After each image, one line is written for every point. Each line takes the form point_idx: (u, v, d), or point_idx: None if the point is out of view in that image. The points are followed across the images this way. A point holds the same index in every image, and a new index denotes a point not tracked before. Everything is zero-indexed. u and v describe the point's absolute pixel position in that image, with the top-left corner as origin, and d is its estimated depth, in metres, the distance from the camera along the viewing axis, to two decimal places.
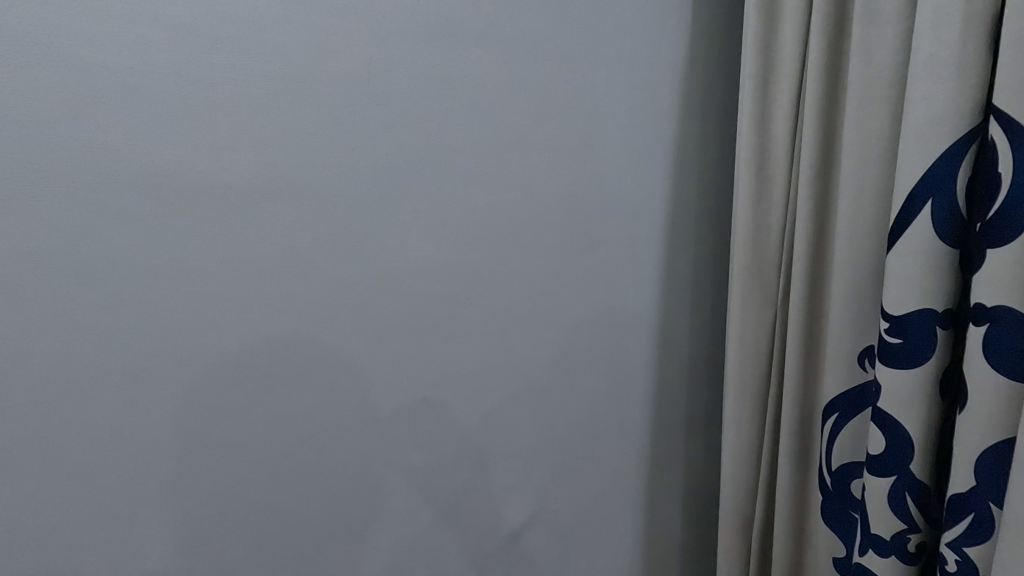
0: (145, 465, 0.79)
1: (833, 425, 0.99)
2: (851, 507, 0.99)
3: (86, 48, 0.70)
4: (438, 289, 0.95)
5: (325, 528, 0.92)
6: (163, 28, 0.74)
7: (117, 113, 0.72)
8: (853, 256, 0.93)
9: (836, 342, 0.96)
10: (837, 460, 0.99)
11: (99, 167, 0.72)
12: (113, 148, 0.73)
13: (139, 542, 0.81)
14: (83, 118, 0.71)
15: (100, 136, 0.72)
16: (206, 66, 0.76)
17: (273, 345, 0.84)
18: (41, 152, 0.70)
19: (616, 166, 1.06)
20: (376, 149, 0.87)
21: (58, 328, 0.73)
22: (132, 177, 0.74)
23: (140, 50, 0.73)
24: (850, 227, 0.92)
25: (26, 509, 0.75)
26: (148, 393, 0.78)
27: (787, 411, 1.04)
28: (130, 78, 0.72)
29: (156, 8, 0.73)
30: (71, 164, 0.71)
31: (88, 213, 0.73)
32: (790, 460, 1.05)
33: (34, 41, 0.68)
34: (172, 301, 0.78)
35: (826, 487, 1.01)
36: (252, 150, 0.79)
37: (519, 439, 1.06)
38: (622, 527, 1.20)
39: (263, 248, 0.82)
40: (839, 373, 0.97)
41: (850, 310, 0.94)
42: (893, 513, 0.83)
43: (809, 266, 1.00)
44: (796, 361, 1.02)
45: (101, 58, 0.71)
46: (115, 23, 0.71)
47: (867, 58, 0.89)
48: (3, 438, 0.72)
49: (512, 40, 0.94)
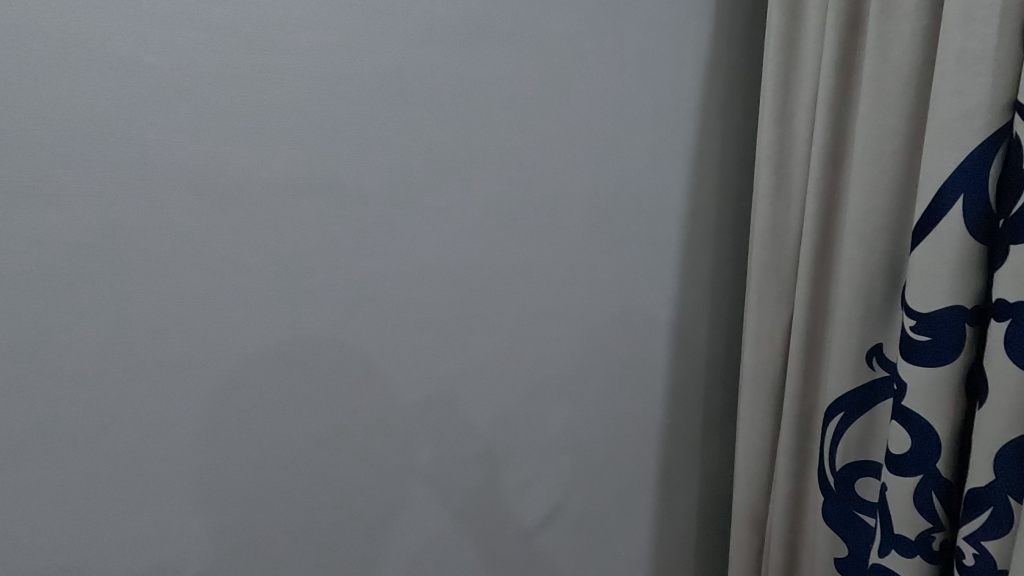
0: (175, 462, 0.79)
1: (838, 424, 0.99)
2: (855, 507, 1.00)
3: (134, 49, 0.71)
4: (463, 288, 0.94)
5: (348, 526, 0.92)
6: (206, 28, 0.73)
7: (161, 112, 0.73)
8: (861, 254, 0.93)
9: (842, 340, 0.96)
10: (841, 460, 0.99)
11: (143, 164, 0.72)
12: (157, 145, 0.73)
13: (166, 539, 0.81)
14: (130, 119, 0.71)
15: (145, 134, 0.72)
16: (245, 65, 0.76)
17: (300, 343, 0.84)
18: (88, 152, 0.70)
19: (641, 164, 1.06)
20: (405, 147, 0.87)
21: (100, 324, 0.73)
22: (172, 174, 0.74)
23: (182, 49, 0.73)
24: (860, 225, 0.92)
25: (59, 505, 0.75)
26: (182, 389, 0.79)
27: (790, 408, 1.05)
28: (173, 78, 0.73)
29: (201, 10, 0.73)
30: (116, 162, 0.71)
31: (129, 208, 0.73)
32: (792, 457, 1.06)
33: (85, 42, 0.68)
34: (207, 298, 0.78)
35: (830, 487, 1.01)
36: (285, 148, 0.79)
37: (537, 437, 1.06)
38: (638, 525, 1.20)
39: (289, 244, 0.81)
40: (847, 373, 0.97)
41: (859, 309, 0.94)
42: (918, 512, 0.83)
43: (816, 265, 1.01)
44: (798, 358, 1.04)
45: (149, 60, 0.71)
46: (158, 23, 0.71)
47: (883, 55, 0.88)
48: (41, 434, 0.73)
49: (542, 39, 0.93)
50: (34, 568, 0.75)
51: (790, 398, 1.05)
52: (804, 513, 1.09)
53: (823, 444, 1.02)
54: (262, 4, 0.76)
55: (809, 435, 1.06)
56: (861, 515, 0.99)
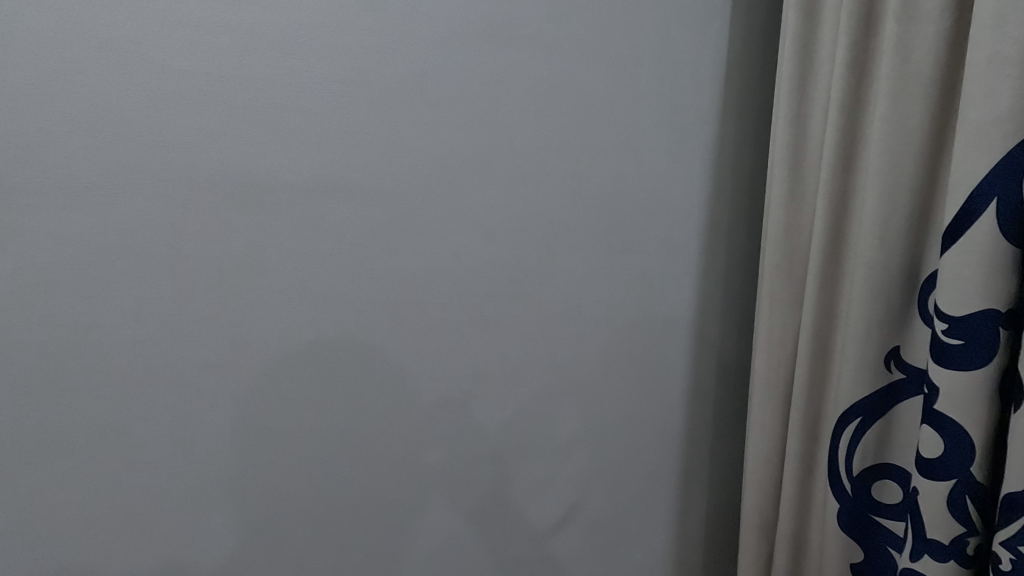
0: (203, 463, 0.80)
1: (855, 429, 0.98)
2: (871, 511, 0.99)
3: (163, 53, 0.71)
4: (483, 290, 0.95)
5: (367, 527, 0.92)
6: (237, 33, 0.74)
7: (194, 115, 0.73)
8: (876, 256, 0.92)
9: (853, 343, 0.95)
10: (858, 465, 0.99)
11: (176, 166, 0.73)
12: (190, 147, 0.73)
13: (192, 540, 0.81)
14: (164, 122, 0.72)
15: (179, 136, 0.73)
16: (274, 69, 0.76)
17: (322, 346, 0.84)
18: (123, 155, 0.71)
19: (658, 165, 1.06)
20: (427, 150, 0.87)
21: (130, 326, 0.74)
22: (203, 176, 0.74)
23: (213, 54, 0.73)
24: (875, 225, 0.91)
25: (88, 507, 0.75)
26: (209, 391, 0.79)
27: (798, 410, 1.05)
28: (205, 82, 0.73)
29: (230, 15, 0.73)
30: (150, 165, 0.72)
31: (158, 210, 0.73)
32: (800, 459, 1.07)
33: (115, 47, 0.69)
34: (234, 301, 0.78)
35: (846, 493, 1.00)
36: (311, 151, 0.80)
37: (556, 439, 1.05)
38: (655, 527, 1.19)
39: (314, 247, 0.82)
40: (863, 376, 0.96)
41: (873, 311, 0.93)
42: (952, 516, 0.82)
43: (825, 265, 1.00)
44: (808, 359, 1.03)
45: (180, 63, 0.72)
46: (189, 28, 0.72)
47: (904, 56, 0.88)
48: (73, 436, 0.73)
49: (562, 41, 0.94)
50: (67, 568, 0.75)
51: (799, 400, 1.05)
52: (813, 519, 1.08)
53: (838, 449, 1.01)
54: (288, 8, 0.76)
55: (819, 438, 1.06)
56: (877, 518, 0.99)
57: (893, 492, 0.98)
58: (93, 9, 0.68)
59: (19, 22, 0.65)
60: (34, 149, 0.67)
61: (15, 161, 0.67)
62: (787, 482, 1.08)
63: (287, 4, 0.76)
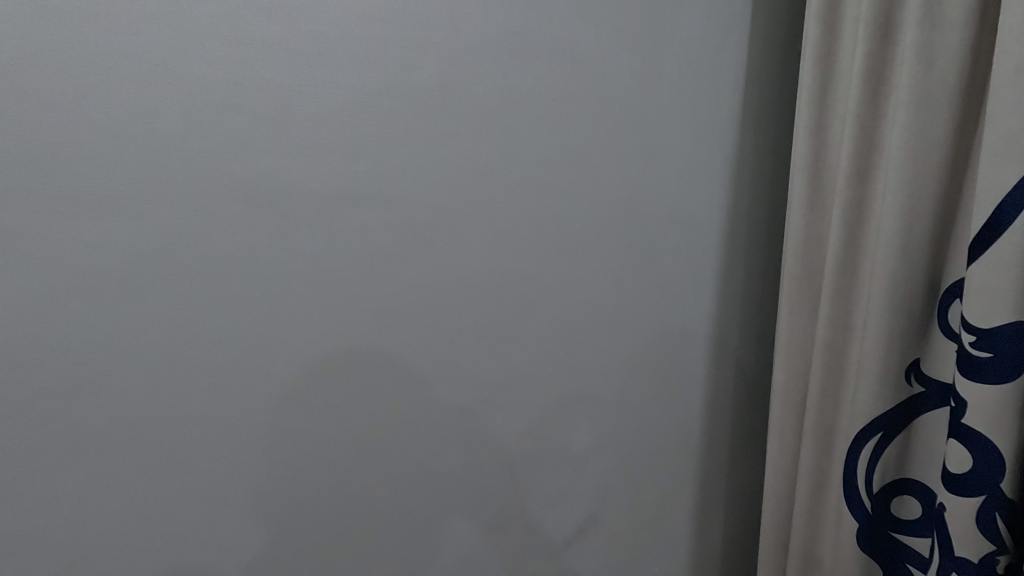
0: (223, 468, 0.80)
1: (876, 443, 0.96)
2: (891, 528, 0.97)
3: (192, 64, 0.72)
4: (502, 298, 0.95)
5: (385, 536, 0.92)
6: (264, 45, 0.75)
7: (221, 125, 0.74)
8: (897, 267, 0.90)
9: (869, 354, 0.94)
10: (878, 482, 0.97)
11: (203, 175, 0.74)
12: (216, 156, 0.74)
13: (211, 545, 0.81)
14: (191, 131, 0.73)
15: (206, 145, 0.74)
16: (300, 81, 0.78)
17: (341, 352, 0.85)
18: (151, 164, 0.72)
19: (678, 176, 1.06)
20: (449, 160, 0.88)
21: (154, 331, 0.74)
22: (229, 184, 0.76)
23: (241, 66, 0.74)
24: (894, 236, 0.90)
25: (109, 510, 0.75)
26: (230, 396, 0.79)
27: (814, 422, 1.04)
28: (233, 94, 0.74)
29: (259, 27, 0.75)
30: (177, 173, 0.73)
31: (187, 218, 0.74)
32: (817, 472, 1.05)
33: (145, 57, 0.70)
34: (256, 307, 0.79)
35: (865, 510, 0.98)
36: (335, 160, 0.81)
37: (573, 448, 1.04)
38: (672, 540, 1.18)
39: (337, 255, 0.83)
40: (882, 390, 0.94)
41: (891, 323, 0.92)
42: (982, 534, 0.81)
43: (841, 276, 1.00)
44: (824, 371, 1.02)
45: (209, 75, 0.73)
46: (217, 40, 0.73)
47: (927, 64, 0.86)
48: (95, 440, 0.73)
49: (583, 54, 0.94)
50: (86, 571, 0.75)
51: (815, 412, 1.04)
52: (824, 536, 1.05)
53: (856, 466, 0.98)
54: (317, 21, 0.78)
55: (832, 452, 1.03)
56: (896, 535, 0.97)
57: (911, 507, 0.96)
58: (125, 21, 0.69)
59: (51, 32, 0.66)
60: (64, 157, 0.68)
61: (47, 168, 0.67)
62: (803, 496, 1.07)
63: (315, 16, 0.77)
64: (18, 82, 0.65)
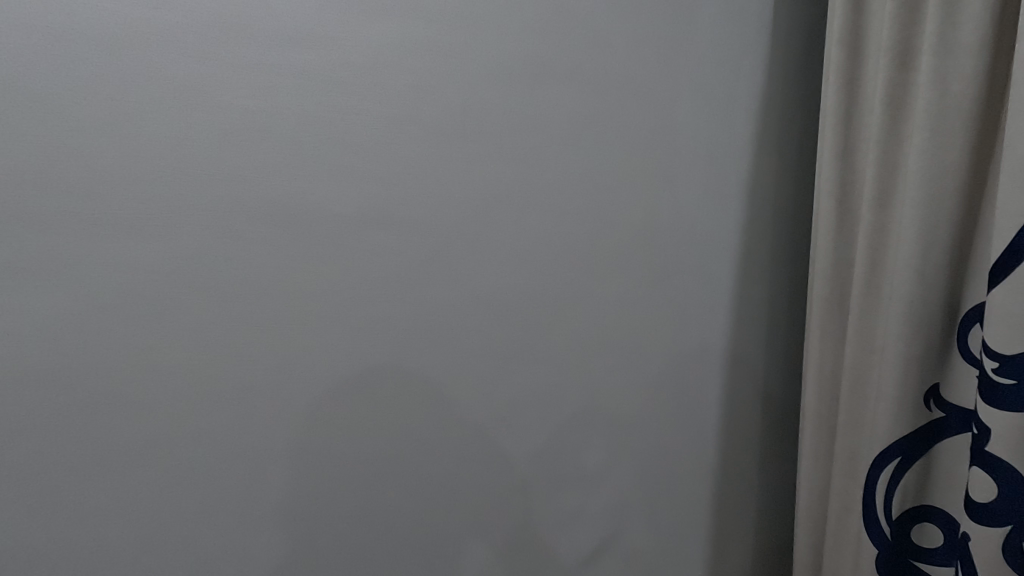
0: (245, 483, 0.81)
1: (895, 468, 0.95)
2: (911, 555, 0.96)
3: (225, 93, 0.75)
4: (521, 316, 0.96)
5: (404, 554, 0.92)
6: (296, 73, 0.78)
7: (254, 151, 0.77)
8: (917, 289, 0.90)
9: (890, 378, 0.93)
10: (898, 507, 0.95)
11: (236, 198, 0.77)
12: (249, 180, 0.77)
13: (231, 560, 0.81)
14: (224, 157, 0.76)
15: (238, 170, 0.76)
16: (328, 107, 0.80)
17: (363, 370, 0.86)
18: (188, 189, 0.74)
19: (696, 200, 1.07)
20: (470, 182, 0.90)
21: (181, 349, 0.76)
22: (259, 206, 0.78)
23: (274, 94, 0.77)
24: (914, 258, 0.90)
25: (130, 525, 0.76)
26: (252, 413, 0.80)
27: (841, 445, 1.03)
28: (265, 120, 0.77)
29: (290, 56, 0.78)
30: (210, 197, 0.76)
31: (217, 239, 0.76)
32: (841, 496, 1.03)
33: (177, 87, 0.73)
34: (281, 325, 0.81)
35: (885, 537, 0.97)
36: (363, 183, 0.83)
37: (591, 467, 1.04)
38: (690, 562, 1.16)
39: (362, 273, 0.84)
40: (902, 415, 0.93)
41: (912, 345, 0.91)
42: (1008, 565, 0.79)
43: (866, 297, 0.99)
44: (850, 393, 1.02)
45: (238, 103, 0.76)
46: (250, 69, 0.76)
47: (941, 90, 0.87)
48: (120, 456, 0.75)
49: (602, 81, 0.97)
50: None
51: (842, 434, 1.03)
52: (849, 563, 1.03)
53: (876, 491, 0.97)
54: (343, 51, 0.80)
55: (856, 475, 1.01)
56: (917, 563, 0.95)
57: (933, 536, 0.94)
58: (166, 53, 0.72)
59: (95, 63, 0.69)
60: (102, 181, 0.71)
61: (82, 193, 0.70)
62: (831, 520, 1.05)
63: (344, 47, 0.80)
64: (65, 111, 0.68)
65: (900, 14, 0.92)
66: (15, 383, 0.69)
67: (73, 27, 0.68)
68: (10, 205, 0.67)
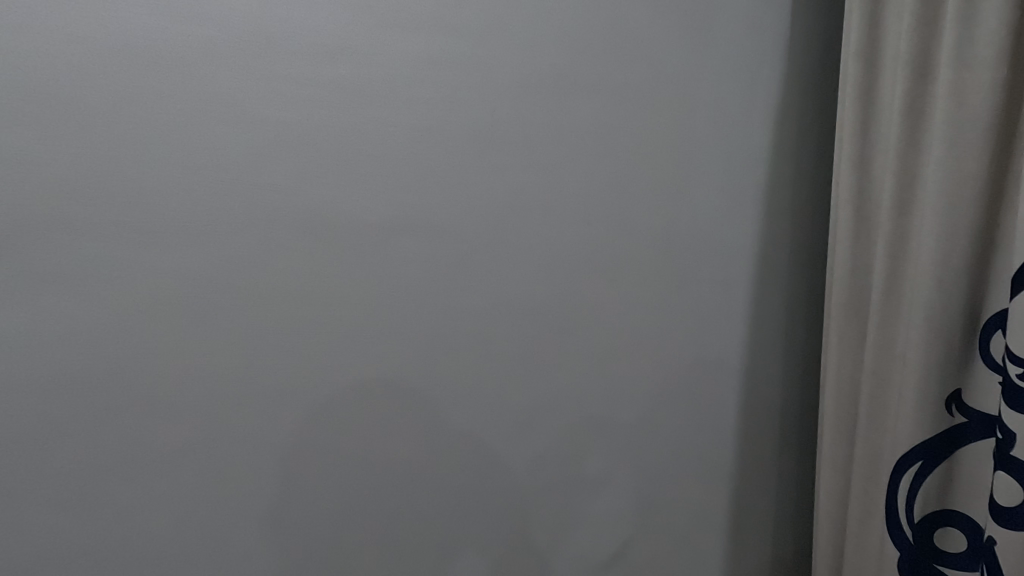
0: (280, 482, 0.84)
1: (917, 473, 0.96)
2: (934, 560, 0.96)
3: (263, 106, 0.78)
4: (543, 321, 0.98)
5: (432, 551, 0.95)
6: (330, 85, 0.81)
7: (290, 162, 0.80)
8: (937, 297, 0.91)
9: (912, 384, 0.94)
10: (920, 511, 0.96)
11: (272, 207, 0.80)
12: (284, 190, 0.80)
13: (267, 555, 0.84)
14: (261, 166, 0.79)
15: (275, 180, 0.80)
16: (360, 118, 0.83)
17: (391, 374, 0.89)
18: (226, 198, 0.78)
19: (714, 206, 1.08)
20: (495, 190, 0.92)
21: (219, 353, 0.79)
22: (295, 215, 0.81)
23: (309, 106, 0.81)
24: (934, 266, 0.91)
25: (171, 521, 0.79)
26: (286, 415, 0.83)
27: (861, 451, 1.04)
28: (301, 131, 0.81)
29: (323, 69, 0.81)
30: (247, 207, 0.79)
31: (253, 247, 0.79)
32: (861, 501, 1.04)
33: (217, 100, 0.76)
34: (314, 330, 0.84)
35: (907, 540, 0.98)
36: (392, 191, 0.86)
37: (612, 468, 1.06)
38: (710, 563, 1.18)
39: (391, 279, 0.87)
40: (923, 420, 0.94)
41: (934, 352, 0.92)
42: None
43: (886, 305, 1.00)
44: (870, 399, 1.02)
45: (275, 114, 0.79)
46: (287, 83, 0.79)
47: (959, 102, 0.89)
48: (162, 455, 0.78)
49: (622, 90, 0.99)
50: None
51: (862, 439, 1.04)
52: (869, 567, 1.04)
53: (897, 495, 0.98)
54: (373, 64, 0.84)
55: (877, 479, 1.02)
56: (940, 568, 0.95)
57: (956, 540, 0.94)
58: (209, 67, 0.76)
59: (142, 78, 0.73)
60: (146, 192, 0.74)
61: (129, 203, 0.74)
62: (852, 525, 1.05)
63: (374, 62, 0.84)
64: (114, 125, 0.72)
65: (918, 27, 0.94)
66: (65, 386, 0.73)
67: (123, 45, 0.72)
68: (62, 215, 0.71)
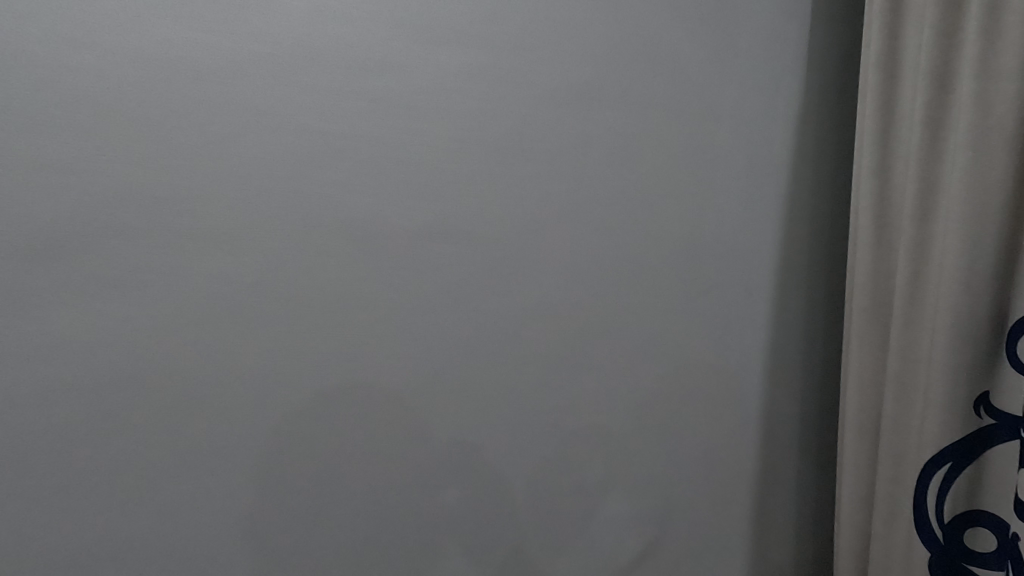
0: (326, 473, 0.90)
1: (945, 474, 0.97)
2: (964, 560, 0.97)
3: (308, 116, 0.85)
4: (570, 323, 1.02)
5: (465, 541, 1.00)
6: (368, 98, 0.88)
7: (334, 174, 0.87)
8: (962, 302, 0.93)
9: (937, 387, 0.96)
10: (949, 511, 0.97)
11: (317, 216, 0.86)
12: (330, 201, 0.87)
13: (313, 542, 0.90)
14: (305, 172, 0.85)
15: (320, 190, 0.86)
16: (398, 133, 0.90)
17: (427, 373, 0.95)
18: (276, 206, 0.84)
19: (736, 212, 1.12)
20: (523, 199, 0.98)
21: (269, 352, 0.85)
22: (338, 225, 0.87)
23: (351, 120, 0.87)
24: (958, 272, 0.93)
25: (225, 511, 0.84)
26: (332, 411, 0.89)
27: (886, 452, 1.05)
28: (342, 142, 0.87)
29: (363, 84, 0.87)
30: (295, 215, 0.85)
31: (301, 254, 0.85)
32: (888, 502, 1.05)
33: (270, 113, 0.83)
34: (357, 331, 0.90)
35: (936, 541, 0.99)
36: (427, 201, 0.92)
37: (637, 465, 1.10)
38: (734, 560, 1.20)
39: (427, 284, 0.93)
40: (949, 422, 0.96)
41: (959, 356, 0.94)
42: None
43: (909, 309, 1.02)
44: (895, 401, 1.04)
45: (321, 126, 0.85)
46: (330, 96, 0.86)
47: (982, 112, 0.91)
48: (218, 448, 0.83)
49: (645, 101, 1.03)
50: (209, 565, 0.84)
51: (887, 441, 1.05)
52: (897, 567, 1.05)
53: (926, 496, 1.00)
54: (410, 82, 0.90)
55: (902, 480, 1.04)
56: (970, 568, 0.96)
57: (986, 540, 0.96)
58: (258, 80, 0.82)
59: (200, 90, 0.79)
60: (204, 199, 0.80)
61: (191, 213, 0.80)
62: (878, 525, 1.07)
63: (411, 79, 0.90)
64: (174, 133, 0.78)
65: (939, 39, 0.96)
66: (131, 381, 0.78)
67: (185, 62, 0.78)
68: (130, 224, 0.77)
